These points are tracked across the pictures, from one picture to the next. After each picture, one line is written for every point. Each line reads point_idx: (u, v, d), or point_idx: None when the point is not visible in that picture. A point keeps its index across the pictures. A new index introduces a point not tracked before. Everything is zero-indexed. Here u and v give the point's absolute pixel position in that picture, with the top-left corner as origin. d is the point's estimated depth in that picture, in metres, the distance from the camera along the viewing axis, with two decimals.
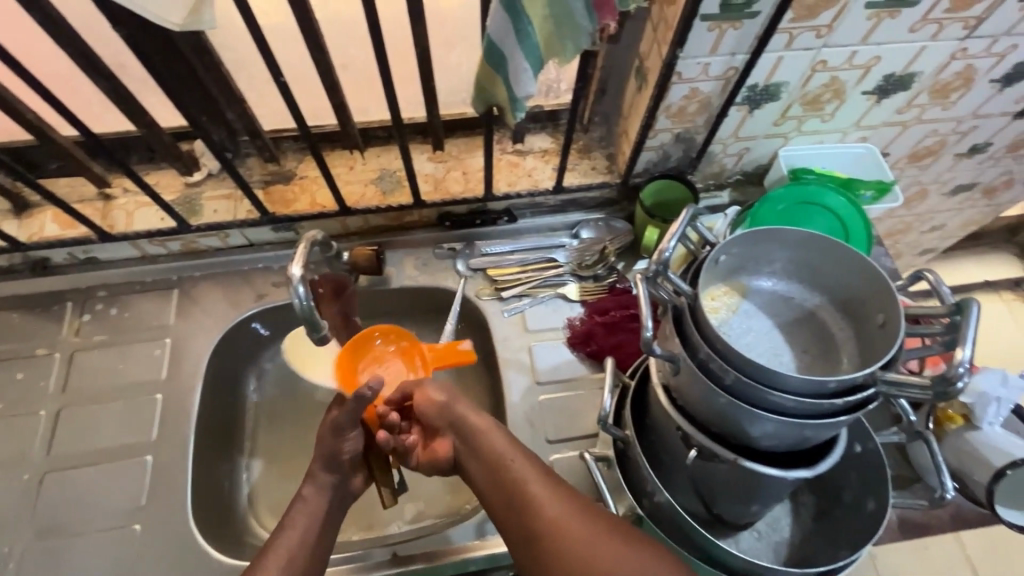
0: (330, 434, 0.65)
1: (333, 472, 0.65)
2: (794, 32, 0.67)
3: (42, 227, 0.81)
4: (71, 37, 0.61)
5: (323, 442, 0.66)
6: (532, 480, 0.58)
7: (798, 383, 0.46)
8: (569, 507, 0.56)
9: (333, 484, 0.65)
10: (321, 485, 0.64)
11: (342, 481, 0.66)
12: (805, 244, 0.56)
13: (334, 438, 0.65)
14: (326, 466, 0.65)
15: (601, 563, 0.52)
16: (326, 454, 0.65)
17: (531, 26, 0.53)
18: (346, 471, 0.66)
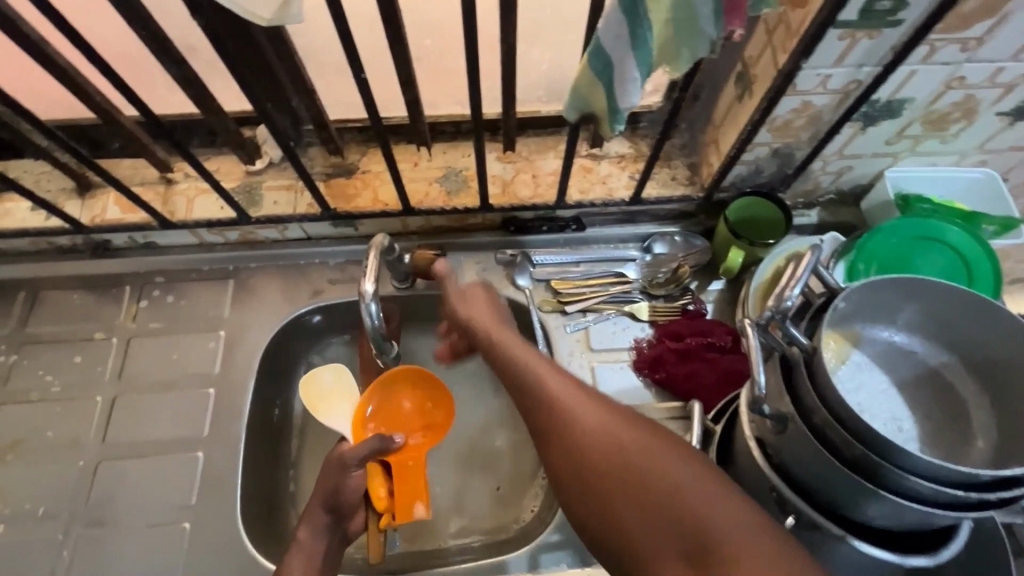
0: (335, 470, 0.65)
1: (332, 513, 0.64)
2: (936, 44, 0.58)
3: (104, 209, 0.80)
4: (143, 18, 0.57)
5: (329, 476, 0.65)
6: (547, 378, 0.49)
7: (944, 472, 0.40)
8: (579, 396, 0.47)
9: (329, 524, 0.64)
10: (315, 524, 0.63)
11: (337, 523, 0.64)
12: (943, 299, 0.49)
13: (339, 474, 0.64)
14: (324, 505, 0.64)
15: (631, 456, 0.41)
16: (326, 492, 0.64)
17: (648, 31, 0.47)
18: (343, 512, 0.65)
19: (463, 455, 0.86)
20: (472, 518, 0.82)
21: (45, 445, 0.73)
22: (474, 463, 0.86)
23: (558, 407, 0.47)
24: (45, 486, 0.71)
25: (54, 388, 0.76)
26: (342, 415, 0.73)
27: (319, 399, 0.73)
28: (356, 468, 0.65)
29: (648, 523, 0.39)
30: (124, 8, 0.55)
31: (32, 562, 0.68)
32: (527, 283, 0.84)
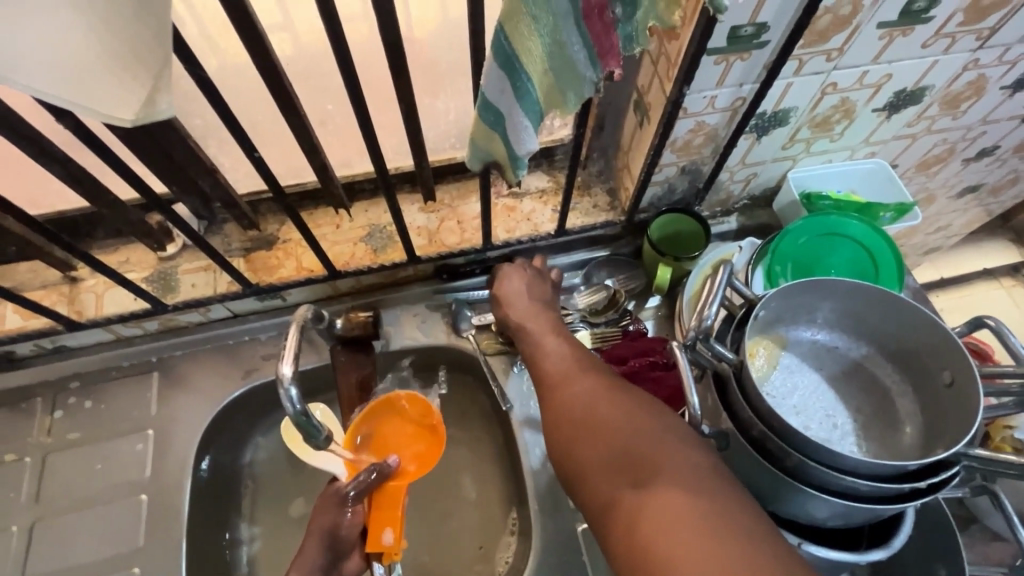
0: (333, 506, 0.65)
1: (331, 552, 0.62)
2: (804, 57, 0.62)
3: (3, 320, 0.74)
4: (15, 124, 0.54)
5: (325, 515, 0.64)
6: (579, 385, 0.56)
7: (875, 466, 0.41)
8: (606, 392, 0.54)
9: (324, 567, 0.62)
10: (309, 568, 0.61)
11: (333, 564, 0.62)
12: (854, 295, 0.51)
13: (336, 510, 0.65)
14: (326, 542, 0.63)
15: (638, 440, 0.47)
16: (325, 529, 0.64)
17: (531, 83, 0.47)
18: (341, 551, 0.64)
19: (438, 516, 0.83)
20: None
21: None
22: (442, 520, 0.83)
23: (582, 405, 0.53)
24: None
25: None
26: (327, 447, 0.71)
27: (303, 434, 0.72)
28: (353, 504, 0.66)
29: (644, 496, 0.43)
30: None
31: None
32: (468, 329, 0.83)
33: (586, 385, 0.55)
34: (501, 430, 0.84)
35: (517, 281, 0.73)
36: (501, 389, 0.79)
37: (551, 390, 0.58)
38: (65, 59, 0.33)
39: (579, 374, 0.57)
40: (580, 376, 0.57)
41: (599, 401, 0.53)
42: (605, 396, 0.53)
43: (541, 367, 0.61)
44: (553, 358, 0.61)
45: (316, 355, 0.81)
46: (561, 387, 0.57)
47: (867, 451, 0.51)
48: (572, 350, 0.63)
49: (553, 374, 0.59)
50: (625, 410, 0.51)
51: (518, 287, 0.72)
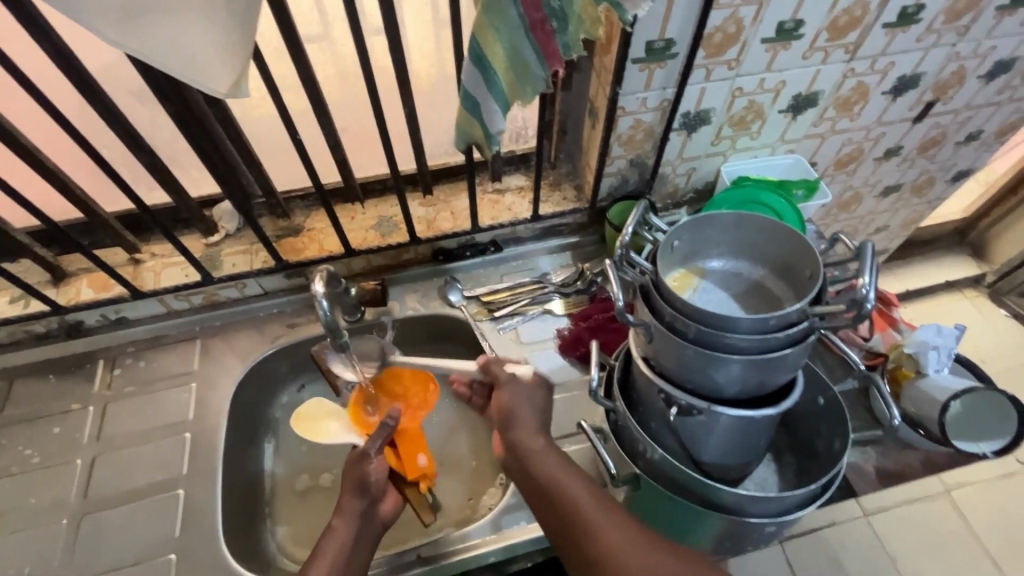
0: (356, 461, 0.74)
1: (365, 497, 0.72)
2: (709, 67, 0.82)
3: (78, 292, 0.90)
4: (121, 121, 0.73)
5: (353, 470, 0.74)
6: (602, 526, 0.57)
7: (746, 322, 0.55)
8: (631, 539, 0.55)
9: (362, 509, 0.71)
10: (350, 511, 0.70)
11: (370, 506, 0.72)
12: (741, 226, 0.68)
13: (360, 463, 0.74)
14: (356, 492, 0.72)
15: None
16: (356, 481, 0.73)
17: (497, 77, 0.67)
18: (371, 495, 0.73)
19: (435, 462, 0.95)
20: (443, 515, 0.89)
21: (26, 511, 0.78)
22: (441, 466, 0.94)
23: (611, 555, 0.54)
24: (28, 550, 0.75)
25: (34, 459, 0.82)
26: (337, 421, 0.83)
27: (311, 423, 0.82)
28: (375, 456, 0.75)
29: None
30: (106, 116, 0.72)
31: None
32: (459, 300, 0.99)
33: (610, 527, 0.56)
34: None
35: (514, 391, 0.73)
36: (488, 347, 0.94)
37: (575, 523, 0.59)
38: (190, 52, 0.51)
39: (599, 506, 0.59)
40: (598, 506, 0.59)
41: (626, 551, 0.54)
42: (633, 544, 0.54)
43: (564, 497, 0.61)
44: (573, 487, 0.62)
45: None
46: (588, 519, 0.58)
47: None
48: (581, 475, 0.64)
49: (571, 506, 0.60)
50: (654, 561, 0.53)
51: (513, 400, 0.72)
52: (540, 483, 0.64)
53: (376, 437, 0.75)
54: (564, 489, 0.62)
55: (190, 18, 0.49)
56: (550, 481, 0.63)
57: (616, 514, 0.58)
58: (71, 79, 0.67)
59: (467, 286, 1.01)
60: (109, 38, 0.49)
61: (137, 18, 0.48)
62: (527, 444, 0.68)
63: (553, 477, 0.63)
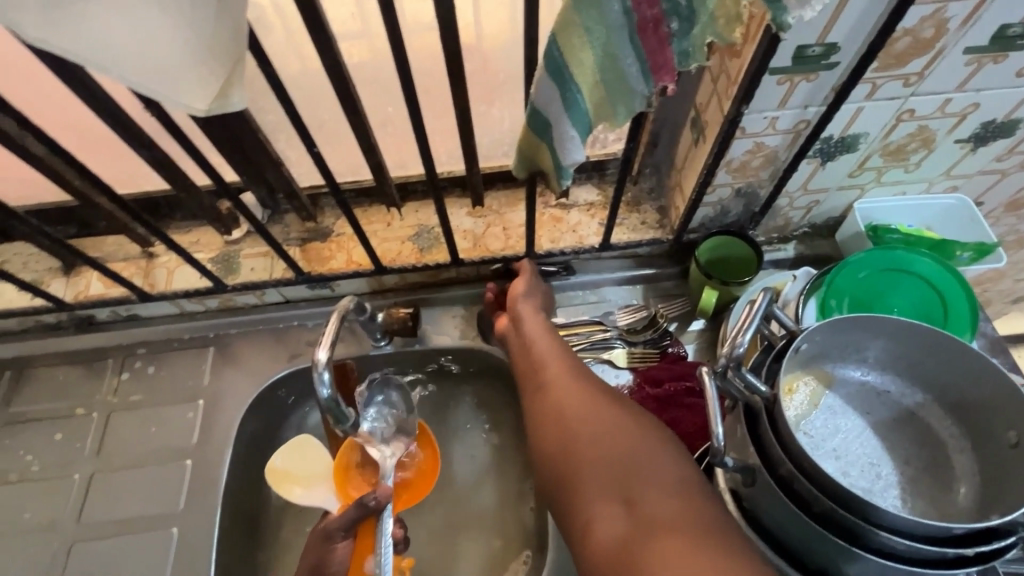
0: (320, 543, 0.68)
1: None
2: (877, 81, 0.59)
3: (88, 286, 0.82)
4: (114, 110, 0.60)
5: (314, 549, 0.68)
6: (549, 364, 0.65)
7: (916, 526, 0.37)
8: (575, 373, 0.63)
9: None
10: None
11: None
12: (904, 336, 0.48)
13: (323, 546, 0.67)
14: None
15: (621, 450, 0.53)
16: (312, 566, 0.67)
17: (580, 94, 0.47)
18: None
19: (453, 521, 0.82)
20: None
21: (20, 527, 0.72)
22: (462, 526, 0.82)
23: (551, 388, 0.62)
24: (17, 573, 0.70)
25: (33, 467, 0.76)
26: (315, 488, 0.73)
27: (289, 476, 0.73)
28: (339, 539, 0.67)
29: (632, 502, 0.49)
30: (96, 104, 0.58)
31: None
32: None
33: (559, 364, 0.65)
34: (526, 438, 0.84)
35: (533, 320, 0.70)
36: None
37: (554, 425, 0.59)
38: (145, 53, 0.36)
39: (551, 362, 0.65)
40: (554, 357, 0.65)
41: (567, 385, 0.62)
42: (585, 397, 0.59)
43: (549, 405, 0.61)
44: (564, 395, 0.61)
45: (356, 346, 0.84)
46: (565, 424, 0.58)
47: (914, 508, 0.47)
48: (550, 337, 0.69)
49: (535, 351, 0.67)
50: (600, 416, 0.57)
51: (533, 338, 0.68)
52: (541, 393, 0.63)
53: (341, 522, 0.67)
54: (533, 346, 0.68)
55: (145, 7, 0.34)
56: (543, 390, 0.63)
57: (565, 353, 0.67)
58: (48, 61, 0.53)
59: None
60: (29, 35, 0.34)
61: (62, 1, 0.33)
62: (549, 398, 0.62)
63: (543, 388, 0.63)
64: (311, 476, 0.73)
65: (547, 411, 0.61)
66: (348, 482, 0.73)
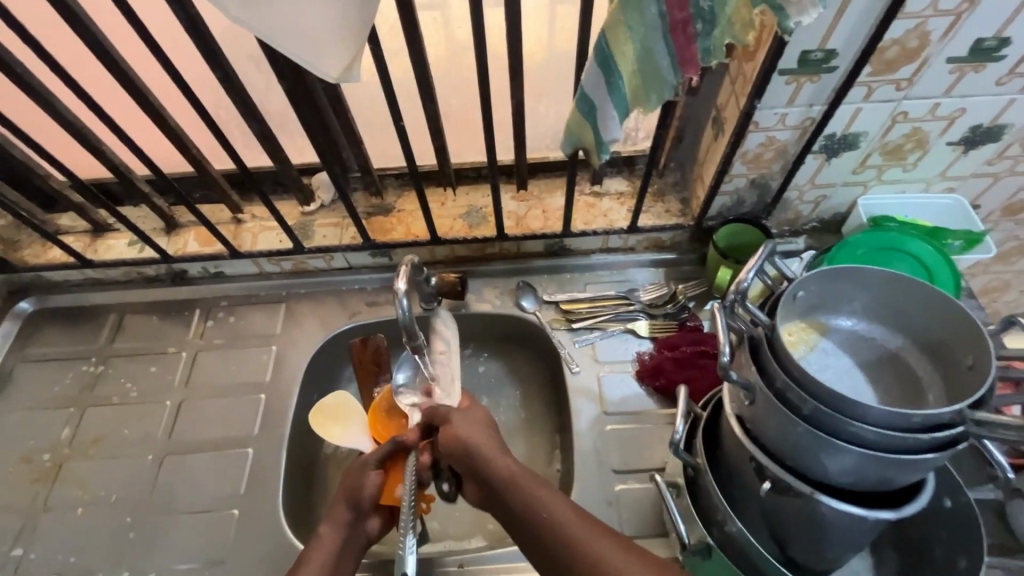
0: (356, 469, 0.69)
1: (355, 512, 0.66)
2: (872, 85, 0.70)
3: (186, 244, 0.95)
4: (240, 91, 0.73)
5: (349, 477, 0.68)
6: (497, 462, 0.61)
7: (882, 414, 0.47)
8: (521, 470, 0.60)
9: (349, 521, 0.66)
10: (337, 523, 0.65)
11: (357, 521, 0.66)
12: (885, 286, 0.58)
13: (358, 474, 0.68)
14: (347, 503, 0.66)
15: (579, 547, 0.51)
16: (348, 492, 0.67)
17: (621, 80, 0.59)
18: (363, 512, 0.67)
19: None
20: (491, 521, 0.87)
21: (121, 440, 0.85)
22: None
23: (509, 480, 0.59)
24: (118, 477, 0.82)
25: (132, 393, 0.89)
26: (354, 431, 0.82)
27: (330, 423, 0.82)
28: (375, 467, 0.69)
29: None
30: (229, 85, 0.72)
31: (104, 543, 0.78)
32: (534, 306, 0.94)
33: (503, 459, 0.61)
34: (554, 399, 0.93)
35: (476, 420, 0.67)
36: (564, 357, 0.90)
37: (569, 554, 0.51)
38: (305, 33, 0.50)
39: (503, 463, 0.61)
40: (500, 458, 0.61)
41: (518, 474, 0.59)
42: (534, 490, 0.57)
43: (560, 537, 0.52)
44: (583, 533, 0.52)
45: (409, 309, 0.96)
46: (592, 555, 0.50)
47: None
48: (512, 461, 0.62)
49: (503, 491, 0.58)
50: (553, 512, 0.54)
51: (477, 439, 0.64)
52: (521, 521, 0.55)
53: (382, 448, 0.69)
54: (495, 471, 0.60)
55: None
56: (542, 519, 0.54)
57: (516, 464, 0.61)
58: (200, 49, 0.67)
59: (545, 290, 0.96)
60: (232, 15, 0.49)
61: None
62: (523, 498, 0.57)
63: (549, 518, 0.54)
64: (349, 420, 0.82)
65: (524, 520, 0.55)
66: (380, 422, 0.82)
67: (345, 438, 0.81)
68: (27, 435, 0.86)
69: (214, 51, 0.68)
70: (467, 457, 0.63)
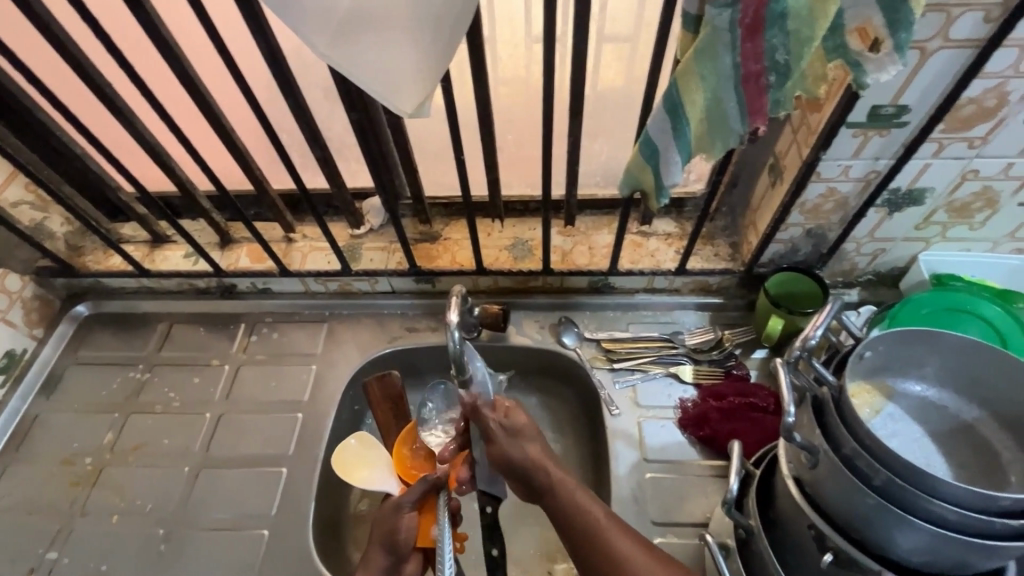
0: (389, 513, 0.68)
1: (390, 556, 0.67)
2: (943, 141, 0.68)
3: (238, 259, 0.98)
4: (308, 119, 0.76)
5: (384, 522, 0.68)
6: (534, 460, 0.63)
7: (967, 495, 0.44)
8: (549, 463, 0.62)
9: (386, 566, 0.67)
10: (372, 567, 0.66)
11: (394, 566, 0.67)
12: (961, 352, 0.55)
13: (391, 518, 0.68)
14: (383, 547, 0.67)
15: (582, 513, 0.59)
16: (383, 535, 0.67)
17: (688, 126, 0.59)
18: (400, 554, 0.67)
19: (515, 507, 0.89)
20: (521, 563, 0.84)
21: (161, 449, 0.86)
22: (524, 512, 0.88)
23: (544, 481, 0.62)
24: (155, 486, 0.83)
25: (174, 402, 0.91)
26: (378, 473, 0.79)
27: (352, 466, 0.79)
28: (407, 510, 0.68)
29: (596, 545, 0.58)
30: (298, 112, 0.75)
31: (136, 552, 0.78)
32: (574, 342, 0.93)
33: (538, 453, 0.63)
34: (591, 439, 0.91)
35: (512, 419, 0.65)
36: (604, 398, 0.87)
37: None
38: (385, 69, 0.51)
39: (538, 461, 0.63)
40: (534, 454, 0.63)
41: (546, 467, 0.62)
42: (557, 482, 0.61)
43: (617, 562, 0.56)
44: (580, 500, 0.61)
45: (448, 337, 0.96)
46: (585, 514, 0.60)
47: None
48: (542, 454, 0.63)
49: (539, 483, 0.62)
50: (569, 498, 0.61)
51: (516, 447, 0.63)
52: (556, 509, 0.61)
53: (415, 489, 0.68)
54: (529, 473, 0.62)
55: (398, 39, 0.49)
56: (595, 534, 0.58)
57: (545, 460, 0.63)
58: (276, 78, 0.70)
59: (586, 327, 0.95)
60: (318, 51, 0.50)
61: (348, 35, 0.49)
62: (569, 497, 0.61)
63: (587, 519, 0.59)
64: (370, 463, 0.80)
65: (561, 514, 0.60)
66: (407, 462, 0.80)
67: (370, 480, 0.78)
68: (71, 437, 0.88)
69: (290, 81, 0.71)
70: (514, 467, 0.62)
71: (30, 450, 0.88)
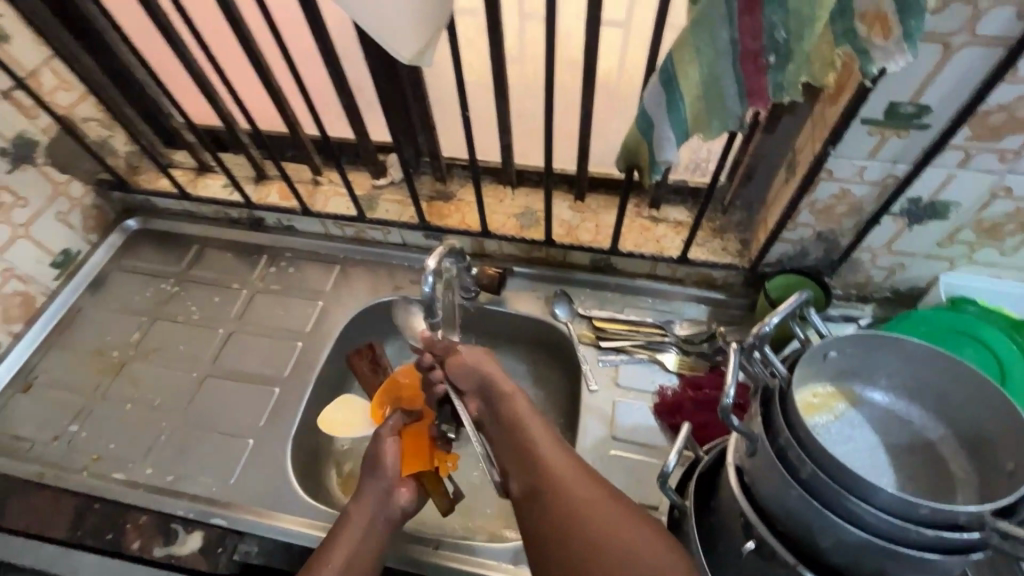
0: (375, 444, 0.75)
1: (380, 481, 0.71)
2: (970, 151, 0.63)
3: (268, 195, 1.05)
4: (335, 63, 0.80)
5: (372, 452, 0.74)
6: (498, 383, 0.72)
7: (890, 499, 0.43)
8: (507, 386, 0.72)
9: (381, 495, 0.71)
10: (364, 502, 0.70)
11: (388, 492, 0.71)
12: (934, 366, 0.52)
13: (376, 447, 0.75)
14: (372, 476, 0.72)
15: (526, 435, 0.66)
16: (370, 463, 0.73)
17: (682, 103, 0.58)
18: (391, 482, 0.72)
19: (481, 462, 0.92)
20: (479, 514, 0.87)
21: (176, 354, 0.95)
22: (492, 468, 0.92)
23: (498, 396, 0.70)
24: (166, 385, 0.92)
25: (195, 315, 1.00)
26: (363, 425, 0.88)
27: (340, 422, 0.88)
28: (390, 436, 0.76)
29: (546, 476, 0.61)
30: (327, 57, 0.79)
31: (140, 438, 0.87)
32: (566, 316, 0.94)
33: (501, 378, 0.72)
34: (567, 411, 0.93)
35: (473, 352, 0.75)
36: (584, 373, 0.88)
37: (557, 503, 0.58)
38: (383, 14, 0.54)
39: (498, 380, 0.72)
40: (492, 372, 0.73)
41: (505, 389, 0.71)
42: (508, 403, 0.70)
43: (556, 482, 0.60)
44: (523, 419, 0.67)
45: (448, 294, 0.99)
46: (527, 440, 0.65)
47: None
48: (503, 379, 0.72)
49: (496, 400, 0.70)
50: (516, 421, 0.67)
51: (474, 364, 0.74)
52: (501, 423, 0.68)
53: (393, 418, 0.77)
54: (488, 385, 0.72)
55: None
56: (528, 447, 0.64)
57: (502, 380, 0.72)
58: (307, 20, 0.74)
59: (581, 303, 0.96)
60: None
61: None
62: (512, 410, 0.68)
63: (525, 437, 0.65)
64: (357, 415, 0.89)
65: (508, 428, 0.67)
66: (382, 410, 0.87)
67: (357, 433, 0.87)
68: (105, 331, 0.99)
69: (320, 26, 0.75)
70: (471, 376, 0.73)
71: (70, 337, 0.99)
